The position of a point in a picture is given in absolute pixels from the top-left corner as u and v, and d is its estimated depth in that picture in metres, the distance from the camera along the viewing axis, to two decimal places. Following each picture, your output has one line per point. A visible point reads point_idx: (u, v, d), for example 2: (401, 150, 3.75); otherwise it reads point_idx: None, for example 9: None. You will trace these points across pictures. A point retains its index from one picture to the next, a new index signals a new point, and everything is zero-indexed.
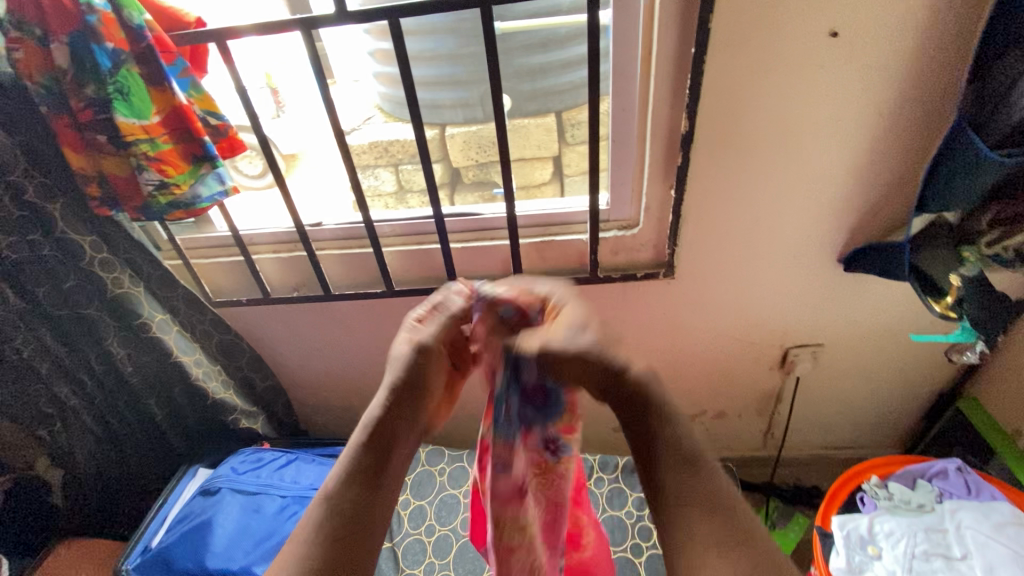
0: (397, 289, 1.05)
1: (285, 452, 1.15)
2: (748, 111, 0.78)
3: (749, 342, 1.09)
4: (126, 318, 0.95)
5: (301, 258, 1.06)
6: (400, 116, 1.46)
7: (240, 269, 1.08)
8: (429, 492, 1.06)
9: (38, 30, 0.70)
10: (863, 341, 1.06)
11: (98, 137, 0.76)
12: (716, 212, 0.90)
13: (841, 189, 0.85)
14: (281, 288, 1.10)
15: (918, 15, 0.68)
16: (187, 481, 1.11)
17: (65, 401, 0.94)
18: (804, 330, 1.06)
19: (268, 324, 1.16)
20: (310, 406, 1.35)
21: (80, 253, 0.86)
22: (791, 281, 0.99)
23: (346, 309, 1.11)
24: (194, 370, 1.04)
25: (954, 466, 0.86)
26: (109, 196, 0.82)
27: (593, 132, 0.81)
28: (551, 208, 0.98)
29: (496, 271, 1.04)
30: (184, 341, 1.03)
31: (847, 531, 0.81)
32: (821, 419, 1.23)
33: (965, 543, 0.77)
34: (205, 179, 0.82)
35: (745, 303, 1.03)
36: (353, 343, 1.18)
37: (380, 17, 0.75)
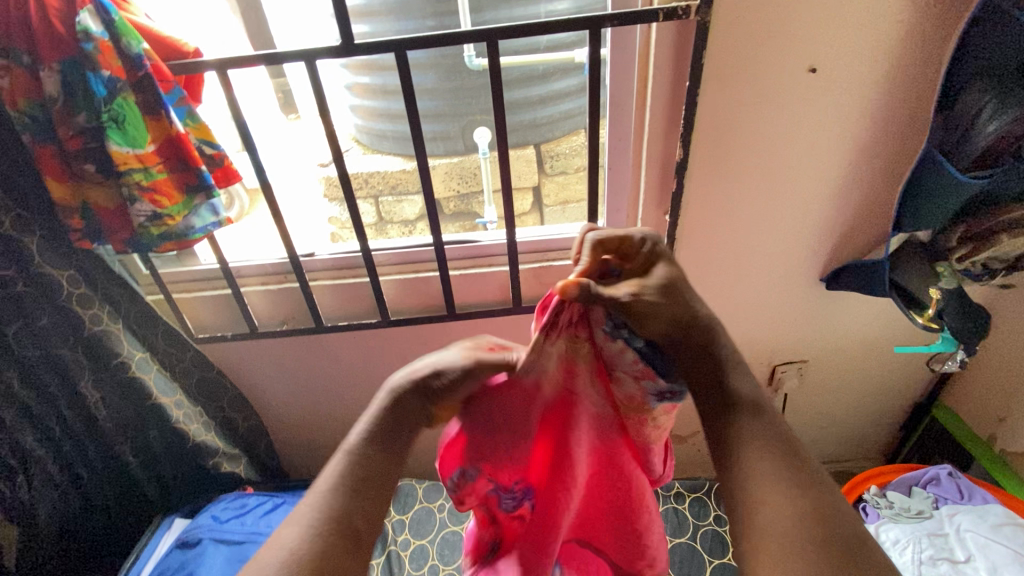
0: (393, 319, 1.02)
1: (271, 496, 1.08)
2: (739, 140, 0.83)
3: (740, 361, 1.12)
4: (104, 357, 0.89)
5: (292, 290, 1.03)
6: (377, 148, 1.46)
7: (225, 304, 1.03)
8: (429, 530, 1.01)
9: (26, 58, 0.68)
10: (846, 356, 1.11)
11: (86, 166, 0.72)
12: (708, 236, 0.93)
13: (823, 212, 0.91)
14: (268, 321, 1.06)
15: (887, 54, 0.75)
16: (163, 533, 1.04)
17: (30, 450, 0.85)
18: (791, 347, 1.10)
19: (253, 359, 1.11)
20: (293, 446, 1.28)
21: (57, 289, 0.81)
22: (780, 300, 1.03)
23: (338, 341, 1.08)
24: (173, 412, 0.98)
25: (944, 472, 0.89)
26: (93, 229, 0.79)
27: (593, 159, 0.83)
28: (548, 234, 1.00)
29: (494, 297, 1.04)
30: (164, 381, 0.97)
31: None
32: (808, 434, 1.26)
33: (967, 545, 0.79)
34: (198, 210, 0.79)
35: (736, 323, 1.06)
36: (344, 377, 1.14)
37: (383, 51, 0.77)
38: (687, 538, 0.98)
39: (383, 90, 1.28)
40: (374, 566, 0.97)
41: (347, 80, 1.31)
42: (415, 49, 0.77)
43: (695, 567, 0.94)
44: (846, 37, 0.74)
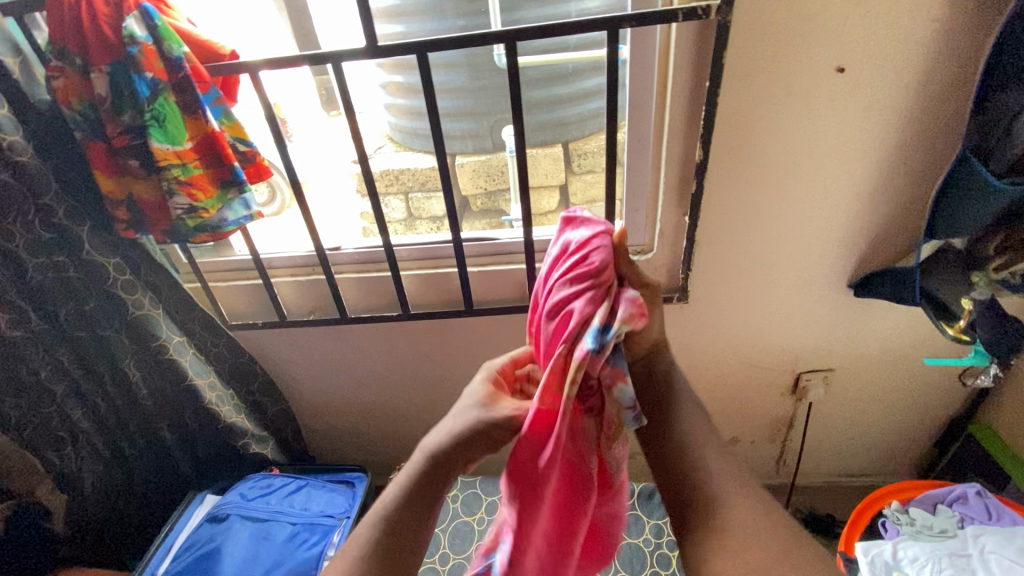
0: (413, 313, 1.05)
1: (295, 478, 1.13)
2: (761, 141, 0.81)
3: (761, 367, 1.10)
4: (144, 340, 0.95)
5: (318, 282, 1.07)
6: (410, 146, 1.50)
7: (257, 293, 1.09)
8: (442, 519, 1.04)
9: (79, 61, 0.73)
10: (875, 366, 1.07)
11: (131, 162, 0.78)
12: (729, 238, 0.92)
13: (851, 217, 0.88)
14: (297, 311, 1.11)
15: (921, 53, 0.72)
16: (195, 507, 1.10)
17: (77, 423, 0.93)
18: (816, 355, 1.07)
19: (281, 347, 1.16)
20: (318, 432, 1.34)
21: (104, 275, 0.88)
22: (804, 306, 1.00)
23: (361, 333, 1.11)
24: (207, 394, 1.04)
25: (973, 491, 0.85)
26: (137, 220, 0.84)
27: (610, 160, 0.83)
28: None
29: (512, 295, 1.05)
30: (199, 364, 1.03)
31: (870, 557, 0.80)
32: (833, 446, 1.23)
33: (990, 567, 0.75)
34: (232, 204, 0.83)
35: (756, 328, 1.04)
36: (366, 367, 1.18)
37: (406, 52, 0.79)
38: None
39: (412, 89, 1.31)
40: None
41: (382, 79, 1.34)
42: (437, 50, 0.78)
43: None
44: (877, 37, 0.72)
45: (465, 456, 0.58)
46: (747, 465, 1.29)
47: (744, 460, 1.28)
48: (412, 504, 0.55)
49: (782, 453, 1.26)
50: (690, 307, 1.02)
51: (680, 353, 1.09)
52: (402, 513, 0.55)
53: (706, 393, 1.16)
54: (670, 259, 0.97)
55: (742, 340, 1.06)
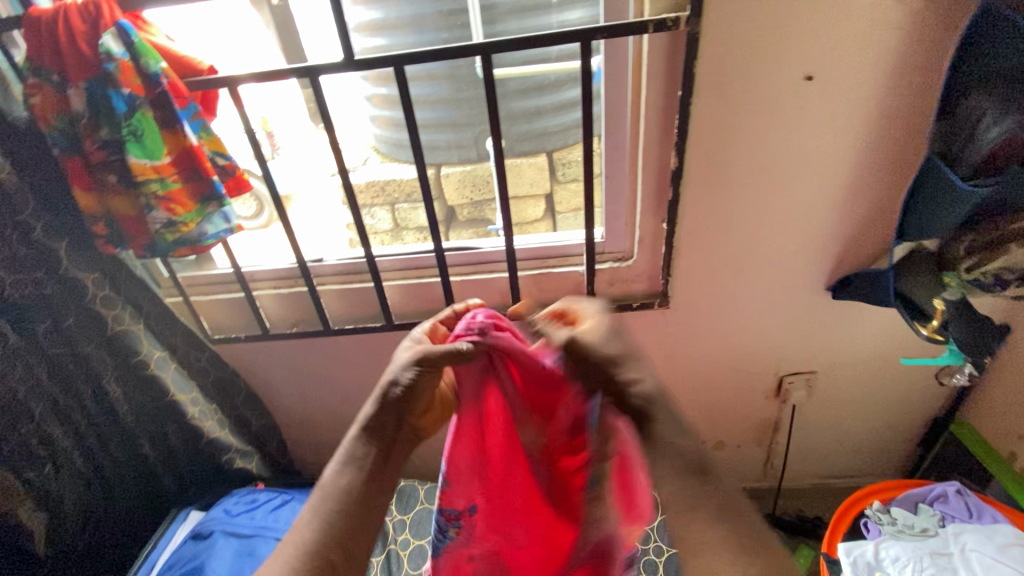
0: (397, 323, 1.05)
1: (280, 492, 1.12)
2: (734, 148, 0.83)
3: (744, 370, 1.11)
4: (125, 355, 0.95)
5: (301, 294, 1.07)
6: (395, 156, 1.52)
7: (240, 307, 1.08)
8: (429, 531, 1.03)
9: (55, 77, 0.74)
10: (855, 367, 1.08)
11: (109, 177, 0.78)
12: (707, 244, 0.93)
13: (825, 221, 0.89)
14: (280, 324, 1.11)
15: (886, 61, 0.74)
16: (177, 526, 1.09)
17: (56, 442, 0.91)
18: (798, 358, 1.08)
19: (265, 360, 1.15)
20: (304, 445, 1.33)
21: (84, 291, 0.88)
22: (784, 309, 1.01)
23: (346, 344, 1.11)
24: (189, 409, 1.03)
25: (953, 489, 0.85)
26: (116, 235, 0.84)
27: (588, 168, 0.84)
28: (548, 241, 1.01)
29: (496, 304, 1.05)
30: (181, 378, 1.03)
31: (853, 557, 0.80)
32: (818, 448, 1.24)
33: (971, 565, 0.76)
34: (211, 217, 0.83)
35: (737, 333, 1.05)
36: (351, 379, 1.17)
37: (384, 66, 0.79)
38: None
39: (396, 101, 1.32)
40: (374, 564, 0.99)
41: (366, 91, 1.36)
42: (415, 63, 0.79)
43: None
44: (842, 46, 0.74)
45: (400, 415, 0.66)
46: (734, 469, 1.29)
47: (731, 464, 1.29)
48: (361, 505, 0.63)
49: (768, 456, 1.26)
50: (672, 313, 1.03)
51: (664, 358, 1.10)
52: (351, 484, 0.64)
53: (691, 398, 1.17)
54: (650, 265, 0.98)
55: (724, 345, 1.07)
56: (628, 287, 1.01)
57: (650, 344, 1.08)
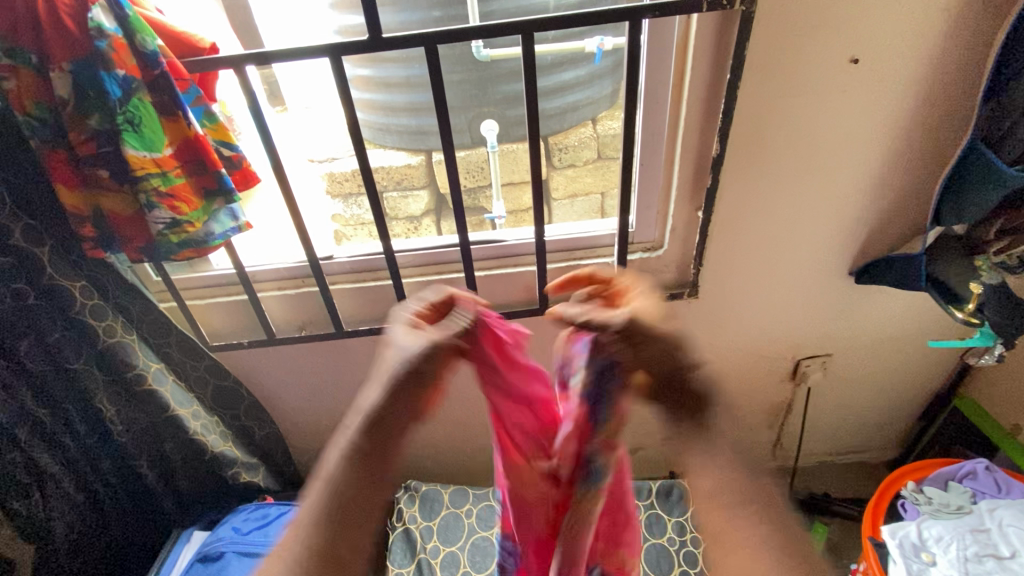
0: None
1: (293, 505, 1.05)
2: (776, 134, 0.81)
3: (764, 356, 1.12)
4: (118, 371, 0.86)
5: (311, 294, 0.99)
6: (381, 142, 1.41)
7: (241, 310, 1.00)
8: (459, 536, 0.99)
9: (33, 57, 0.63)
10: (869, 350, 1.11)
11: (100, 171, 0.68)
12: (742, 232, 0.91)
13: (858, 205, 0.89)
14: (286, 327, 1.03)
15: (932, 44, 0.73)
16: (182, 547, 1.02)
17: (43, 468, 0.83)
18: (816, 342, 1.10)
19: (268, 365, 1.07)
20: (309, 452, 1.25)
21: (70, 302, 0.77)
22: (809, 296, 1.02)
23: (358, 345, 1.04)
24: (191, 424, 0.95)
25: (982, 466, 0.88)
26: (107, 236, 0.75)
27: (627, 157, 0.81)
28: (575, 233, 0.97)
29: (519, 299, 1.00)
30: (181, 392, 0.94)
31: (900, 540, 0.81)
32: (828, 427, 1.27)
33: (1010, 540, 0.79)
34: (217, 215, 0.75)
35: (761, 320, 1.05)
36: (361, 381, 1.11)
37: (410, 45, 0.72)
38: None
39: (382, 82, 1.23)
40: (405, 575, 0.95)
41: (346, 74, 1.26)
42: (443, 43, 0.72)
43: None
44: (891, 29, 0.72)
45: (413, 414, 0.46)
46: (746, 451, 1.31)
47: (744, 446, 1.31)
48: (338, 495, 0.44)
49: (780, 438, 1.29)
50: (698, 302, 1.01)
51: None
52: (341, 493, 0.44)
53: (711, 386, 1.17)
54: (680, 255, 0.95)
55: (748, 331, 1.07)
56: (657, 278, 0.99)
57: None
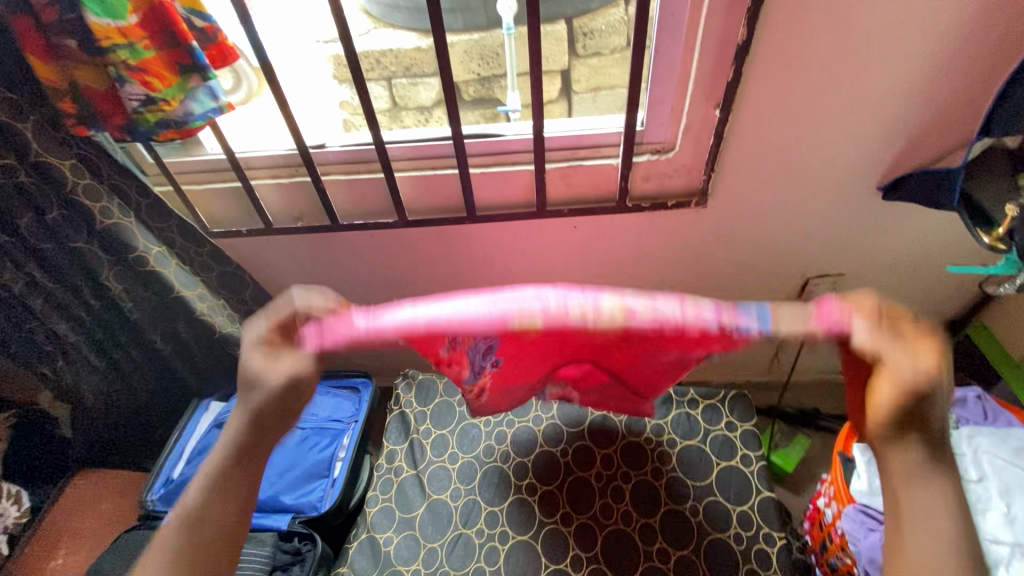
0: (410, 219, 0.97)
1: None
2: (815, 19, 0.69)
3: (772, 272, 1.08)
4: (120, 250, 0.88)
5: (304, 184, 0.96)
6: (390, 20, 1.32)
7: (236, 197, 0.99)
8: (450, 421, 1.05)
9: None
10: (884, 270, 1.06)
11: (67, 41, 0.64)
12: (760, 135, 0.83)
13: (898, 109, 0.80)
14: (282, 218, 1.02)
15: None
16: (201, 414, 1.12)
17: (65, 340, 0.92)
18: (829, 260, 1.05)
19: (269, 253, 1.08)
20: None
21: (62, 180, 0.78)
22: (827, 209, 0.95)
23: (357, 241, 1.04)
24: (198, 305, 0.99)
25: (973, 395, 0.86)
26: (87, 113, 0.72)
27: (639, 41, 0.71)
28: (581, 128, 0.89)
29: (517, 198, 0.96)
30: (185, 275, 0.96)
31: (868, 457, 0.79)
32: (829, 346, 1.26)
33: (982, 467, 0.76)
34: (195, 94, 0.72)
35: (771, 236, 1.01)
36: (363, 275, 1.12)
37: None
38: (698, 441, 0.98)
39: None
40: (399, 451, 1.03)
41: None
42: None
43: (702, 467, 0.94)
44: None
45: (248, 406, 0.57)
46: (743, 363, 1.32)
47: (741, 359, 1.31)
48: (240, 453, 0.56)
49: (778, 354, 1.29)
50: (707, 211, 0.96)
51: (692, 260, 1.06)
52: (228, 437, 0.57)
53: (714, 298, 1.15)
54: (692, 158, 0.88)
55: (753, 247, 1.03)
56: (665, 183, 0.93)
57: (681, 244, 1.03)
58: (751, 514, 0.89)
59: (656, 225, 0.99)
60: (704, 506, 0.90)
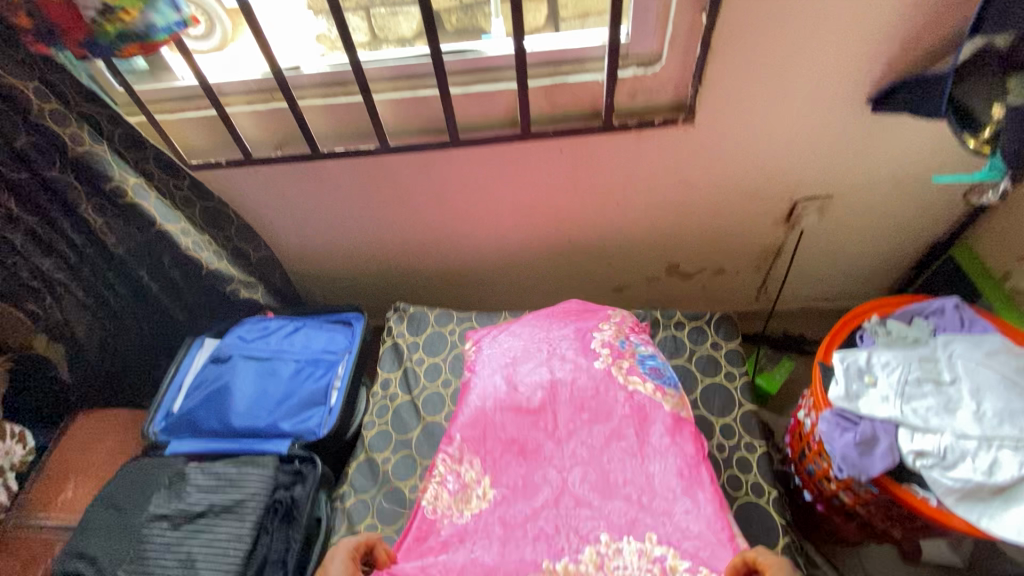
0: (392, 145, 0.95)
1: (291, 320, 1.13)
2: None
3: (760, 195, 1.08)
4: (97, 181, 0.88)
5: (281, 110, 0.93)
6: None
7: (213, 126, 0.96)
8: (442, 349, 1.07)
9: None
10: (872, 190, 1.06)
11: None
12: (746, 43, 0.81)
13: (888, 11, 0.77)
14: (262, 147, 1.00)
15: None
16: (196, 350, 1.11)
17: (50, 276, 0.94)
18: (818, 180, 1.04)
19: (252, 187, 1.07)
20: (307, 279, 1.32)
21: (27, 105, 0.78)
22: (818, 125, 0.93)
23: (339, 171, 1.02)
24: (182, 240, 0.98)
25: (952, 304, 0.87)
26: (43, 27, 0.69)
27: None
28: (564, 41, 0.86)
29: (501, 119, 0.94)
30: (165, 208, 0.96)
31: (846, 364, 0.81)
32: (816, 273, 1.27)
33: (956, 368, 0.79)
34: (155, 5, 0.67)
35: (759, 157, 0.99)
36: (349, 209, 1.11)
37: None
38: (684, 359, 1.00)
39: None
40: (393, 378, 1.05)
41: None
42: None
43: (688, 384, 0.97)
44: None
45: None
46: (731, 292, 1.34)
47: (729, 288, 1.32)
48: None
49: (765, 282, 1.30)
50: (694, 131, 0.94)
51: (680, 184, 1.05)
52: None
53: (702, 225, 1.14)
54: (678, 70, 0.86)
55: (741, 169, 1.02)
56: (651, 99, 0.91)
57: (668, 167, 1.01)
58: (734, 425, 0.92)
59: (643, 147, 0.97)
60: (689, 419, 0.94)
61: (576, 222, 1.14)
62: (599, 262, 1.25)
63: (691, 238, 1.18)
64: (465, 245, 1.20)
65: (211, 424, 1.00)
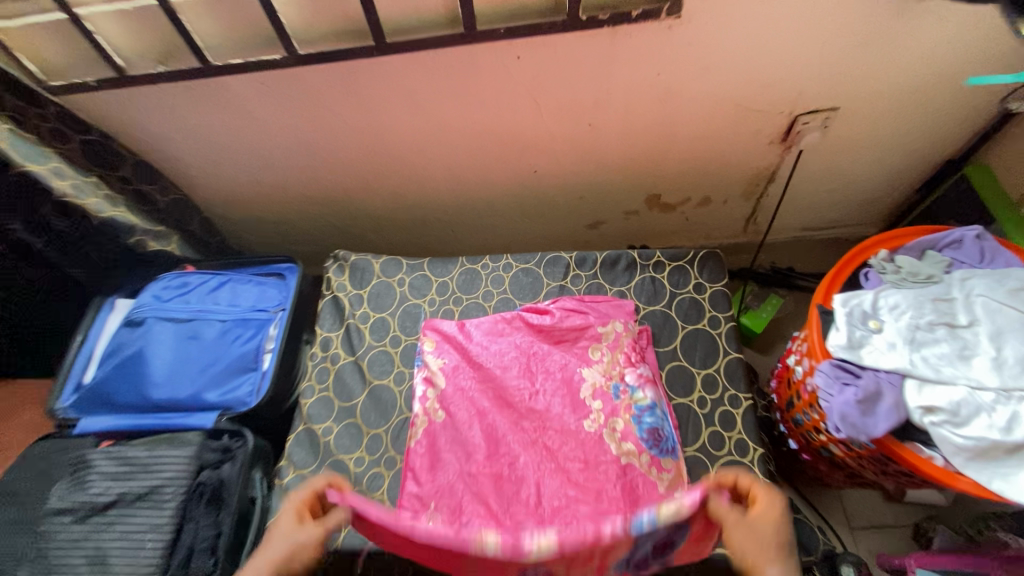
0: (303, 55, 0.76)
1: (215, 273, 0.98)
2: None
3: (754, 111, 0.91)
4: None
5: (153, 10, 0.73)
6: None
7: (69, 34, 0.76)
8: (390, 303, 0.94)
9: None
10: (883, 100, 0.90)
11: None
12: None
13: None
14: (141, 62, 0.79)
15: None
16: (107, 315, 0.95)
17: None
18: (822, 90, 0.88)
19: (142, 113, 0.87)
20: (237, 223, 1.15)
21: None
22: (829, 17, 0.76)
23: (244, 90, 0.83)
24: (56, 183, 0.81)
25: (972, 234, 0.75)
26: None
27: None
28: None
29: (437, 17, 0.75)
30: (28, 145, 0.78)
31: (849, 309, 0.70)
32: (811, 199, 1.13)
33: (974, 310, 0.68)
34: None
35: (755, 62, 0.82)
36: (267, 138, 0.93)
37: None
38: (663, 306, 0.89)
39: None
40: (334, 338, 0.92)
41: None
42: None
43: (667, 333, 0.86)
44: None
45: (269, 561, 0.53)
46: (717, 224, 1.21)
47: (715, 220, 1.19)
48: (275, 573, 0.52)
49: (755, 211, 1.17)
50: (678, 29, 0.76)
51: (661, 99, 0.88)
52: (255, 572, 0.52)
53: (686, 148, 0.99)
54: None
55: (732, 78, 0.85)
56: None
57: (646, 78, 0.84)
58: (717, 377, 0.82)
59: (616, 52, 0.79)
60: (669, 371, 0.84)
61: (541, 149, 0.97)
62: (570, 195, 1.09)
63: (674, 164, 1.03)
64: (413, 178, 1.03)
65: (125, 399, 0.86)
